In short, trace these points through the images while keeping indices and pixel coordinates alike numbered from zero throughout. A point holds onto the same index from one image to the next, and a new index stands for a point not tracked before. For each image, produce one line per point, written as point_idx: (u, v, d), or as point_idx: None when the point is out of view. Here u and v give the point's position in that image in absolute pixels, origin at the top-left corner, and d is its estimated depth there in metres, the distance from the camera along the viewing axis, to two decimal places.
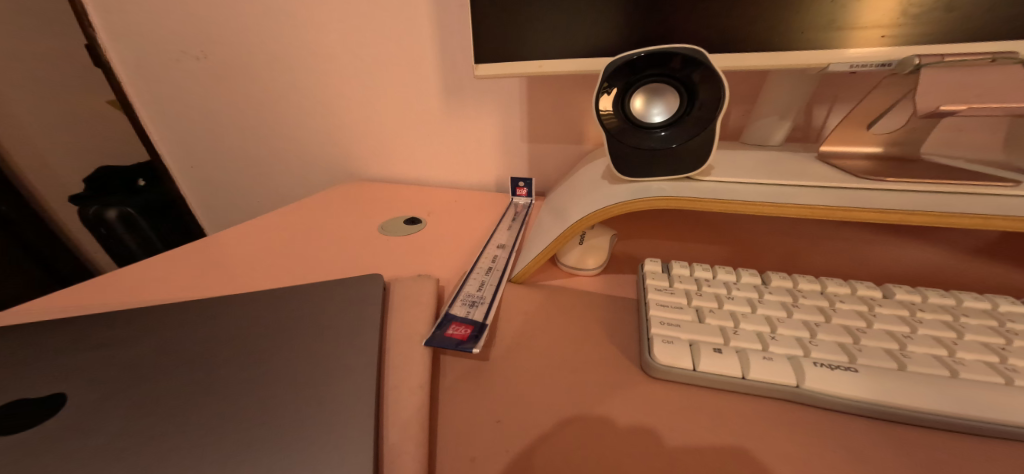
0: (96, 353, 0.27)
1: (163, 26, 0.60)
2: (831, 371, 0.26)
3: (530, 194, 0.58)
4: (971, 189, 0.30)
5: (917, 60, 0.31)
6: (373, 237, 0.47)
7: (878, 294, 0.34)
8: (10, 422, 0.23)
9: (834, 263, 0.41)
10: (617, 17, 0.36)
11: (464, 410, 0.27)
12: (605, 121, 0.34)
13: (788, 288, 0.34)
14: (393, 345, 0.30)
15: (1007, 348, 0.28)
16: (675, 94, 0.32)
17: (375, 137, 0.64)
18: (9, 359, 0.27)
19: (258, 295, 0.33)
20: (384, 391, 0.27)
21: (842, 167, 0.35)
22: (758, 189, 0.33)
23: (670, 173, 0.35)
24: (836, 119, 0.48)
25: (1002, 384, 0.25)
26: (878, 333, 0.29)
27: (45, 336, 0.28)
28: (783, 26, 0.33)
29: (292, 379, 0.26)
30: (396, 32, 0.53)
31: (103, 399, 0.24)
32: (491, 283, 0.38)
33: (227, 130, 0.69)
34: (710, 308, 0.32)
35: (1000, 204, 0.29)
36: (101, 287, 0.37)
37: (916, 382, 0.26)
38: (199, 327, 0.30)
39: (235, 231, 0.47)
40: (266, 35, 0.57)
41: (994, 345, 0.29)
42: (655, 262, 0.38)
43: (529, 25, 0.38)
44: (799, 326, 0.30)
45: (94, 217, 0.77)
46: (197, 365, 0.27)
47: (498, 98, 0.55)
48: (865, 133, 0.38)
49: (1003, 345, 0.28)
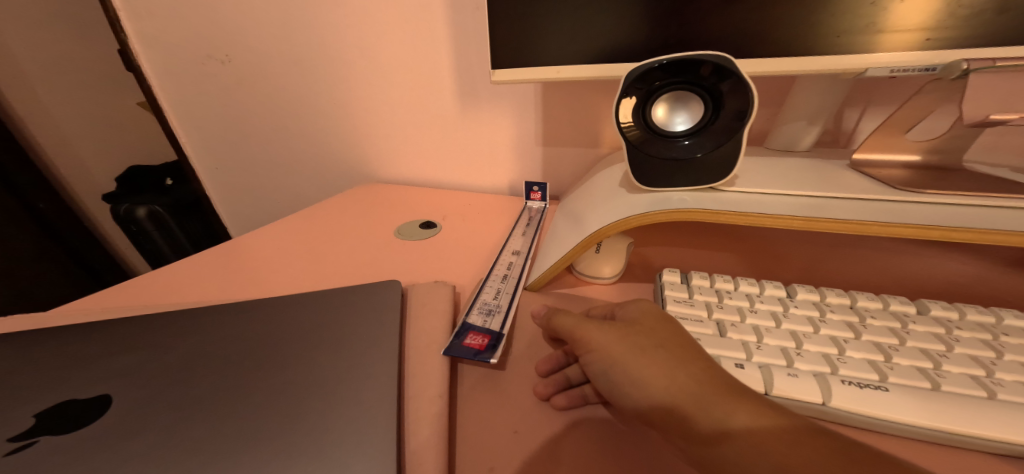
0: (133, 356, 0.28)
1: (191, 31, 0.61)
2: (860, 390, 0.26)
3: (544, 197, 0.58)
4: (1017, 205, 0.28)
5: (965, 65, 0.30)
6: (389, 241, 0.48)
7: (912, 310, 0.32)
8: (62, 423, 0.24)
9: (861, 274, 0.40)
10: (639, 21, 0.35)
11: (483, 421, 0.27)
12: (626, 133, 0.34)
13: (815, 301, 0.33)
14: (412, 352, 0.31)
15: None
16: (700, 102, 0.32)
17: (391, 140, 0.64)
18: (55, 359, 0.28)
19: (281, 301, 0.34)
20: (405, 399, 0.27)
21: (877, 177, 0.34)
22: (785, 200, 0.32)
23: (692, 184, 0.34)
24: (869, 124, 0.46)
25: None
26: (911, 351, 0.28)
27: (88, 336, 0.30)
28: (819, 29, 0.32)
29: (318, 386, 0.26)
30: (412, 35, 0.53)
31: (140, 405, 0.25)
32: (507, 291, 0.38)
33: (247, 132, 0.71)
34: (731, 321, 0.31)
35: None
36: (134, 290, 0.38)
37: (952, 403, 0.25)
38: (227, 331, 0.31)
39: (257, 235, 0.48)
40: (288, 40, 0.58)
41: None
42: (674, 273, 0.37)
43: (548, 29, 0.38)
44: (826, 342, 0.29)
45: (125, 216, 0.80)
46: (227, 371, 0.27)
47: (513, 100, 0.54)
48: (903, 140, 0.36)
49: None
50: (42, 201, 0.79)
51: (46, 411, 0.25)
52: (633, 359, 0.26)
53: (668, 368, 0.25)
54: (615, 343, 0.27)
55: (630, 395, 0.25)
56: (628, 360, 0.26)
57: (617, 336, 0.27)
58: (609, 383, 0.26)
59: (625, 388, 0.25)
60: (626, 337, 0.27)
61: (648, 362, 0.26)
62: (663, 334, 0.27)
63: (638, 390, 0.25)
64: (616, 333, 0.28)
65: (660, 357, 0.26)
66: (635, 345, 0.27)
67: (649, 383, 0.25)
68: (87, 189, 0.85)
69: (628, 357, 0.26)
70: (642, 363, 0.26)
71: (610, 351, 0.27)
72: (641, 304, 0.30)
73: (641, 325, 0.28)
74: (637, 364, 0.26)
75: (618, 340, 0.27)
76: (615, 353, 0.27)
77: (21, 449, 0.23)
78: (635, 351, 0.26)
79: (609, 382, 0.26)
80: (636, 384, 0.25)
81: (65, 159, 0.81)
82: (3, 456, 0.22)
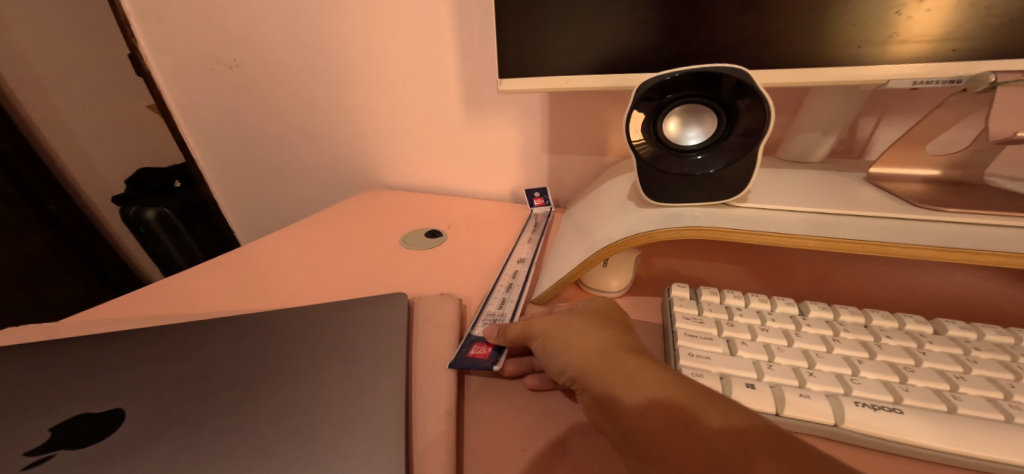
0: (144, 369, 0.28)
1: (199, 36, 0.61)
2: (874, 412, 0.25)
3: (549, 204, 0.57)
4: None
5: (993, 78, 0.29)
6: (395, 250, 0.48)
7: (928, 330, 0.31)
8: (77, 437, 0.24)
9: (875, 289, 0.39)
10: (652, 31, 0.35)
11: (490, 440, 0.26)
12: (638, 150, 0.33)
13: (828, 320, 0.32)
14: (419, 368, 0.31)
15: None
16: (714, 116, 0.31)
17: (397, 146, 0.64)
18: (70, 371, 0.28)
19: (289, 314, 0.34)
20: (412, 415, 0.27)
21: (895, 193, 0.33)
22: (800, 218, 0.32)
23: (705, 199, 0.34)
24: (885, 133, 0.45)
25: None
26: (927, 372, 0.27)
27: (100, 349, 0.30)
28: (840, 40, 0.31)
29: (326, 403, 0.26)
30: (419, 41, 0.53)
31: (151, 420, 0.25)
32: (512, 300, 0.38)
33: (254, 137, 0.71)
34: (742, 340, 0.30)
35: None
36: (143, 299, 0.38)
37: (969, 428, 0.24)
38: (236, 345, 0.30)
39: (263, 242, 0.48)
40: (295, 46, 0.58)
41: None
42: (683, 288, 0.36)
43: (558, 38, 0.37)
44: (839, 361, 0.28)
45: (134, 217, 0.81)
46: (236, 386, 0.27)
47: (519, 108, 0.54)
48: (920, 154, 0.36)
49: None
50: (53, 203, 0.80)
51: (60, 426, 0.24)
52: (557, 332, 0.29)
53: (584, 334, 0.28)
54: (551, 324, 0.30)
55: (554, 362, 0.28)
56: (558, 335, 0.29)
57: (554, 319, 0.30)
58: (547, 358, 0.28)
59: (550, 356, 0.28)
60: (556, 317, 0.31)
61: (569, 332, 0.28)
62: (595, 316, 0.30)
63: (563, 358, 0.27)
64: (555, 317, 0.31)
65: (579, 327, 0.29)
66: (568, 323, 0.29)
67: (570, 351, 0.27)
68: (97, 191, 0.86)
69: (559, 333, 0.29)
70: (567, 335, 0.28)
71: (544, 331, 0.30)
72: (589, 300, 0.33)
73: (577, 311, 0.31)
74: (558, 335, 0.29)
75: (554, 321, 0.30)
76: (543, 330, 0.30)
77: (37, 464, 0.23)
78: (561, 327, 0.29)
79: (543, 357, 0.29)
80: (558, 352, 0.28)
81: (74, 162, 0.82)
82: (18, 471, 0.22)
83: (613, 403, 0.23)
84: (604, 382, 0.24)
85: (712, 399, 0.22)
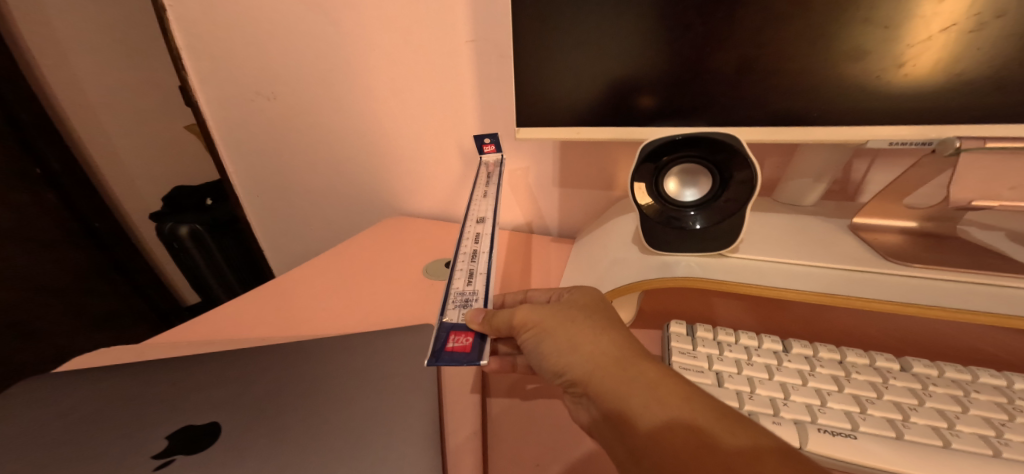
0: (228, 388, 0.33)
1: (243, 72, 0.67)
2: (832, 438, 0.29)
3: (498, 149, 0.55)
4: (983, 281, 0.32)
5: (958, 143, 0.32)
6: (419, 280, 0.52)
7: (895, 366, 0.35)
8: (188, 446, 0.29)
9: (859, 327, 0.43)
10: (659, 93, 0.39)
11: (510, 456, 0.31)
12: (644, 208, 0.38)
13: (807, 356, 0.36)
14: (450, 391, 0.35)
15: (1008, 423, 0.30)
16: (709, 178, 0.36)
17: (416, 176, 0.69)
18: (169, 388, 0.33)
19: (335, 340, 0.38)
20: (446, 434, 0.32)
21: (873, 244, 0.37)
22: (785, 268, 0.36)
23: (698, 251, 0.38)
24: (874, 175, 0.49)
25: (991, 455, 0.28)
26: (885, 403, 0.31)
27: (190, 368, 0.35)
28: (825, 105, 0.35)
29: (381, 421, 0.30)
30: (439, 85, 0.58)
31: (241, 433, 0.29)
32: (481, 271, 0.39)
33: (285, 162, 0.76)
34: (729, 372, 0.34)
35: (1005, 296, 0.31)
36: (203, 324, 0.43)
37: (911, 452, 0.28)
38: (297, 367, 0.35)
39: (301, 271, 0.53)
40: (328, 82, 0.63)
41: (995, 419, 0.30)
42: (679, 324, 0.40)
43: (573, 96, 0.41)
44: (810, 393, 0.32)
45: (169, 233, 0.86)
46: (305, 404, 0.31)
47: (533, 151, 0.59)
48: (899, 208, 0.39)
49: (1005, 420, 0.30)
50: (97, 220, 0.87)
51: (176, 434, 0.29)
52: (560, 329, 0.32)
53: (588, 332, 0.31)
54: (550, 318, 0.33)
55: (563, 357, 0.31)
56: (561, 332, 0.32)
57: (552, 313, 0.33)
58: (552, 349, 0.32)
59: (557, 352, 0.31)
60: (553, 312, 0.33)
61: (573, 329, 0.31)
62: (586, 311, 0.33)
63: (574, 355, 0.30)
64: (550, 311, 0.33)
65: (580, 322, 0.32)
66: (567, 319, 0.32)
67: (578, 349, 0.31)
68: None
69: (563, 328, 0.32)
70: (572, 332, 0.31)
71: (546, 325, 0.32)
72: (574, 293, 0.36)
73: (569, 304, 0.34)
74: (552, 331, 0.32)
75: (552, 316, 0.33)
76: (545, 325, 0.33)
77: (165, 465, 0.27)
78: (564, 324, 0.32)
79: (548, 347, 0.32)
80: (567, 349, 0.31)
81: None
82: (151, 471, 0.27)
83: (627, 421, 0.27)
84: (619, 405, 0.27)
85: (735, 424, 0.25)
